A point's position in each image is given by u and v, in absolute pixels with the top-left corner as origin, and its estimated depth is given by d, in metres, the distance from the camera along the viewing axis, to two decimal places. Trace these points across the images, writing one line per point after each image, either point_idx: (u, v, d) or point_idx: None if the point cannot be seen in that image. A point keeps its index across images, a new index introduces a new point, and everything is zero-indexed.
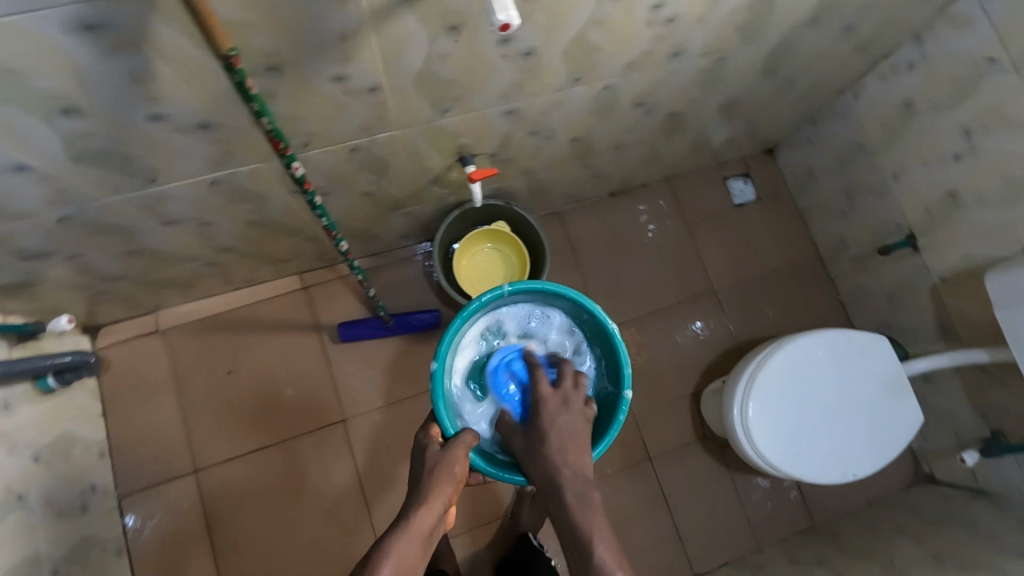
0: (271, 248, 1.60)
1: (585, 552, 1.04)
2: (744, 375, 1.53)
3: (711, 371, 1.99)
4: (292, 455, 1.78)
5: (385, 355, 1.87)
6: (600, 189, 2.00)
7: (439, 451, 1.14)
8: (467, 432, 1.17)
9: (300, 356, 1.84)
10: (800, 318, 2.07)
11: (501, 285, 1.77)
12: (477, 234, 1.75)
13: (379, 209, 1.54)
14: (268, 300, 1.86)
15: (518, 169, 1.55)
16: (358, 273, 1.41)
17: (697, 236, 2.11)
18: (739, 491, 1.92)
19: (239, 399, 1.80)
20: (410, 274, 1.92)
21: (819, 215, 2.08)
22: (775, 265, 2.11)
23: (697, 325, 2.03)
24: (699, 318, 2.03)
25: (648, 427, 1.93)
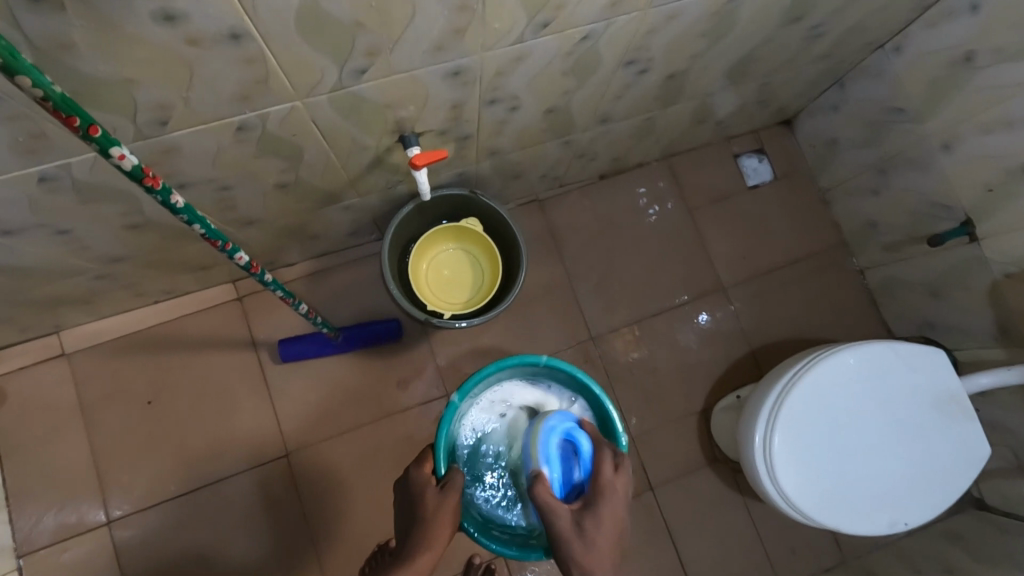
0: (180, 256, 1.31)
1: None
2: (770, 400, 1.23)
3: (721, 382, 1.70)
4: (228, 498, 1.51)
5: (336, 376, 1.59)
6: (587, 172, 1.69)
7: (436, 493, 1.08)
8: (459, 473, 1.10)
9: (235, 380, 1.56)
10: (825, 315, 1.77)
11: (467, 294, 1.48)
12: (440, 232, 1.45)
13: (307, 204, 1.23)
14: (194, 315, 1.57)
15: (480, 150, 1.24)
16: (276, 290, 1.11)
17: (703, 223, 1.80)
18: (756, 521, 1.64)
19: (163, 433, 1.52)
20: (364, 278, 1.62)
21: (846, 195, 1.77)
22: (795, 255, 1.80)
23: (703, 318, 1.74)
24: (704, 309, 1.74)
25: (649, 451, 1.65)
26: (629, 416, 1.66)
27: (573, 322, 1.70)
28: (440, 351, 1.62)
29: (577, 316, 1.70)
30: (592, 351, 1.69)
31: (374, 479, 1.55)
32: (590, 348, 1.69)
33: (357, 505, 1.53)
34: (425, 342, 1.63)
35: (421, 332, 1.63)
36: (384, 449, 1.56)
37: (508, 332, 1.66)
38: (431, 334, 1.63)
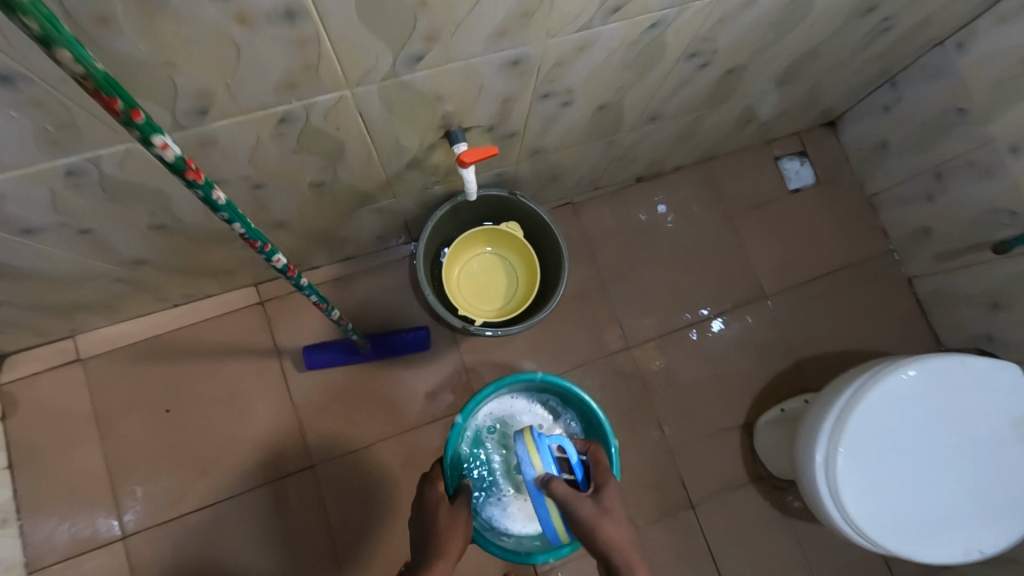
0: (204, 259, 1.24)
1: None
2: (831, 416, 1.16)
3: (764, 395, 1.62)
4: (247, 512, 1.43)
5: (362, 386, 1.51)
6: (625, 174, 1.62)
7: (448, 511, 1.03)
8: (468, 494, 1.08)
9: (256, 389, 1.49)
10: (871, 326, 1.69)
11: (496, 302, 1.40)
12: (475, 235, 1.38)
13: (339, 205, 1.16)
14: (215, 320, 1.50)
15: (523, 149, 1.17)
16: (310, 294, 1.04)
17: (743, 229, 1.72)
18: (803, 544, 1.54)
19: (181, 444, 1.45)
20: (391, 282, 1.55)
21: (895, 201, 1.69)
22: (840, 262, 1.72)
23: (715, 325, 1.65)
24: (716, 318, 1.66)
25: (689, 467, 1.56)
26: (667, 430, 1.58)
27: (608, 331, 1.62)
28: (470, 360, 1.55)
29: (612, 325, 1.62)
30: (629, 361, 1.61)
31: (401, 494, 1.47)
32: (627, 358, 1.61)
33: (382, 522, 1.45)
34: (454, 351, 1.55)
35: (450, 340, 1.55)
36: (411, 463, 1.49)
37: (541, 340, 1.59)
38: (460, 342, 1.56)
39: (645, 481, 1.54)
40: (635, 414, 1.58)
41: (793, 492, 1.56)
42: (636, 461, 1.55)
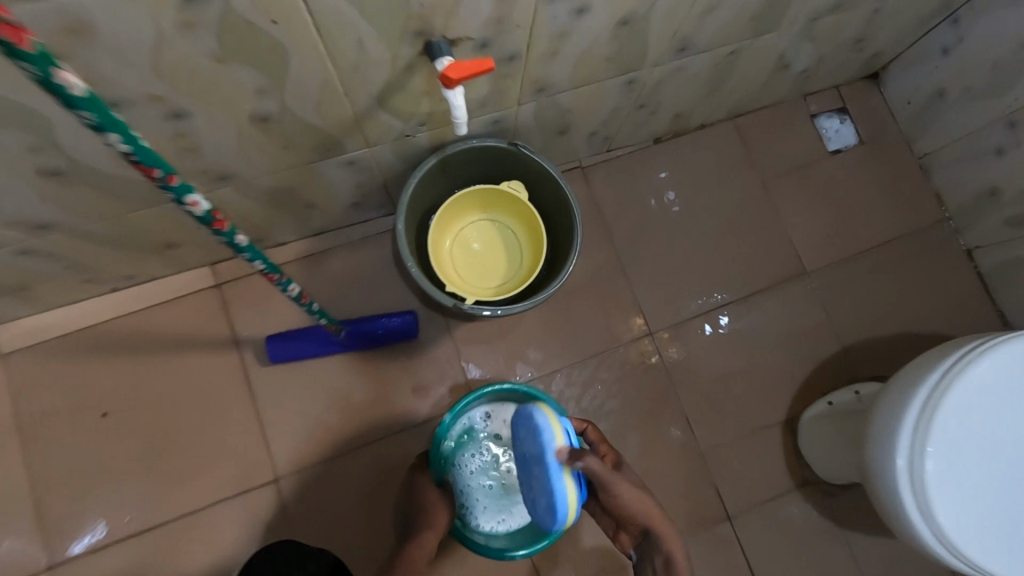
0: (135, 228, 1.01)
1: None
2: (914, 410, 0.94)
3: (807, 387, 1.39)
4: (201, 534, 1.20)
5: (337, 381, 1.28)
6: (641, 132, 1.39)
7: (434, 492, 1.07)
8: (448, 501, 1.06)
9: (210, 388, 1.25)
10: (929, 305, 1.46)
11: (495, 278, 1.18)
12: (469, 199, 1.15)
13: (297, 154, 0.93)
14: (160, 307, 1.26)
15: (525, 82, 0.95)
16: (254, 261, 0.78)
17: (777, 195, 1.50)
18: (859, 559, 1.32)
19: (122, 454, 1.22)
20: (371, 260, 1.32)
21: (954, 160, 1.46)
22: (889, 232, 1.50)
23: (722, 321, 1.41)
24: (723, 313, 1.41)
25: (723, 472, 1.34)
26: (696, 429, 1.35)
27: (625, 315, 1.39)
28: (465, 349, 1.32)
29: (629, 307, 1.40)
30: (651, 349, 1.38)
31: (385, 507, 1.24)
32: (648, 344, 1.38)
33: (362, 542, 1.22)
34: (446, 339, 1.32)
35: (441, 326, 1.32)
36: (396, 471, 1.26)
37: (547, 325, 1.36)
38: (453, 329, 1.33)
39: (673, 488, 1.31)
40: (660, 410, 1.35)
41: (845, 497, 1.34)
42: (661, 465, 1.32)
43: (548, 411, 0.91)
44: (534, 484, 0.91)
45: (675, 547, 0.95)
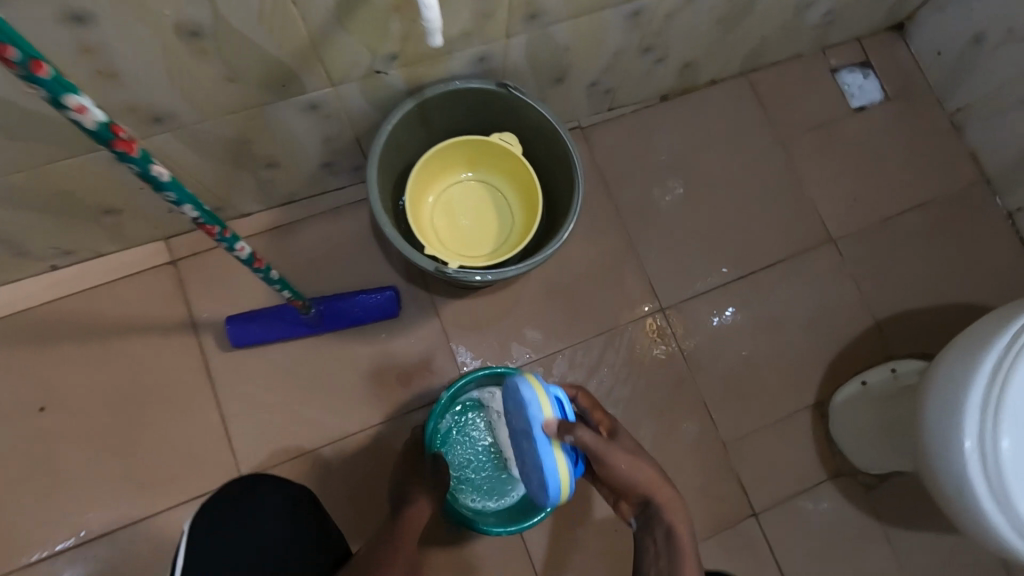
0: (61, 186, 0.86)
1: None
2: (978, 390, 0.81)
3: (838, 367, 1.25)
4: (154, 544, 1.05)
5: (310, 367, 1.13)
6: (646, 86, 1.25)
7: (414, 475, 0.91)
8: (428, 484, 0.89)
9: (165, 378, 1.11)
10: (967, 275, 1.32)
11: (486, 245, 1.04)
12: (454, 153, 1.01)
13: (246, 91, 0.79)
14: (107, 287, 1.12)
15: (514, 3, 0.80)
16: (187, 207, 0.63)
17: (798, 157, 1.35)
18: (902, 559, 1.17)
19: (63, 455, 1.07)
20: (347, 232, 1.18)
21: (993, 114, 1.32)
22: (922, 196, 1.36)
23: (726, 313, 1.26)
24: (727, 305, 1.26)
25: (747, 462, 1.19)
26: (715, 415, 1.21)
27: (633, 290, 1.25)
28: (454, 330, 1.18)
29: (638, 282, 1.25)
30: (662, 328, 1.24)
31: (367, 508, 1.10)
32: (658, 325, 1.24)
33: None
34: (433, 319, 1.18)
35: (427, 305, 1.18)
36: (378, 468, 1.11)
37: (546, 303, 1.22)
38: (441, 308, 1.18)
39: (690, 482, 1.17)
40: (674, 395, 1.21)
41: (884, 489, 1.19)
42: (677, 457, 1.18)
43: (528, 384, 0.78)
44: (527, 460, 0.83)
45: (678, 521, 0.75)
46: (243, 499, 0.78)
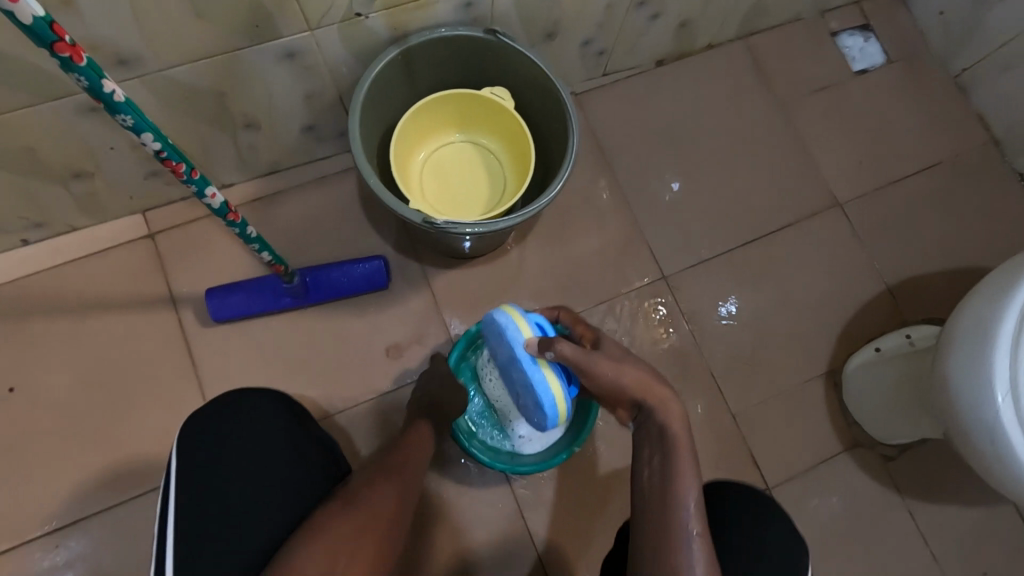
0: (24, 143, 0.82)
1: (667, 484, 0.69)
2: (1004, 343, 0.76)
3: (850, 334, 1.20)
4: (132, 531, 0.99)
5: (296, 342, 1.08)
6: (640, 48, 1.21)
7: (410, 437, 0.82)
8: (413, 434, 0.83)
9: (142, 356, 1.05)
10: (980, 238, 1.27)
11: (478, 205, 0.99)
12: (442, 110, 0.96)
13: (217, 31, 0.75)
14: (81, 262, 1.06)
15: None
16: (146, 136, 0.58)
17: (800, 120, 1.31)
18: (925, 534, 1.11)
19: (33, 439, 1.01)
20: (334, 202, 1.13)
21: (1000, 72, 1.28)
22: (929, 159, 1.31)
23: (730, 308, 1.19)
24: (730, 300, 1.19)
25: (758, 434, 1.13)
26: (723, 385, 1.15)
27: (633, 259, 1.19)
28: (447, 302, 1.12)
29: (638, 251, 1.20)
30: (665, 297, 1.18)
31: None
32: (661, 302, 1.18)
33: None
34: (425, 290, 1.12)
35: (419, 277, 1.13)
36: (369, 446, 1.06)
37: (543, 273, 1.16)
38: (433, 279, 1.13)
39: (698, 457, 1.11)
40: (679, 367, 1.15)
41: (903, 461, 1.14)
42: None
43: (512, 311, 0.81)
44: (521, 389, 0.84)
45: (672, 417, 0.71)
46: (240, 424, 0.72)
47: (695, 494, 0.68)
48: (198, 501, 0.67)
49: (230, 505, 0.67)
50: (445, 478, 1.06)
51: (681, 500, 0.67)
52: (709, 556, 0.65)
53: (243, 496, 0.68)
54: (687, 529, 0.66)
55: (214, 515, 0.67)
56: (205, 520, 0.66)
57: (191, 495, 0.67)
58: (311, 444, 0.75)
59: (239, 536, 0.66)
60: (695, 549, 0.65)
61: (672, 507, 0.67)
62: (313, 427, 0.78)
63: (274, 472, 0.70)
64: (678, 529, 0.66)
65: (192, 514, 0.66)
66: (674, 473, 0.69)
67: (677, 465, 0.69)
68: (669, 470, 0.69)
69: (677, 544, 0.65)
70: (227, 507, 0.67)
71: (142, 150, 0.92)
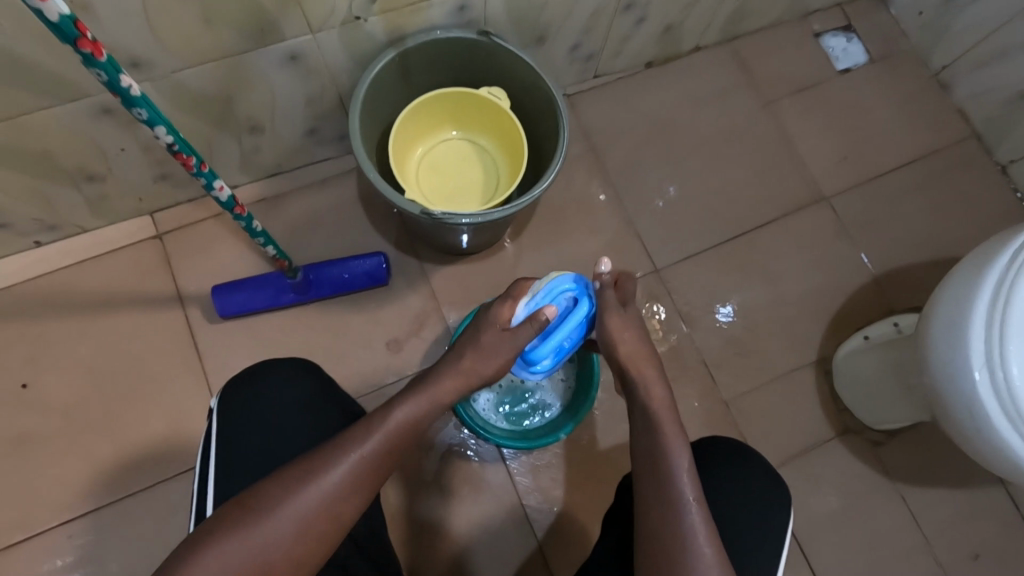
0: (40, 145, 0.85)
1: (658, 457, 0.71)
2: (980, 322, 0.79)
3: (839, 323, 1.23)
4: (141, 521, 1.01)
5: (300, 337, 1.11)
6: (629, 50, 1.25)
7: (431, 386, 0.73)
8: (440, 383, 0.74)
9: (150, 352, 1.08)
10: (965, 228, 1.30)
11: (475, 198, 1.03)
12: (438, 108, 1.01)
13: (224, 35, 0.79)
14: (91, 263, 1.10)
15: None
16: (158, 128, 0.61)
17: (787, 118, 1.35)
18: (917, 517, 1.13)
19: (45, 435, 1.04)
20: (335, 202, 1.17)
21: (977, 68, 1.32)
22: (912, 153, 1.35)
23: (724, 312, 1.21)
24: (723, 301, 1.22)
25: (751, 421, 1.16)
26: (716, 374, 1.18)
27: (625, 254, 1.23)
28: (446, 297, 1.15)
29: (630, 246, 1.23)
30: (658, 290, 1.21)
31: None
32: (661, 307, 1.20)
33: None
34: (424, 286, 1.16)
35: (417, 273, 1.16)
36: None
37: (540, 268, 1.20)
38: (433, 274, 1.16)
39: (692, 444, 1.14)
40: (672, 357, 1.18)
41: (893, 446, 1.16)
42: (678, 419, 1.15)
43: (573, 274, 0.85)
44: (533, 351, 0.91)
45: (654, 396, 0.76)
46: (266, 388, 0.77)
47: (685, 459, 0.71)
48: (231, 458, 0.73)
49: (260, 461, 0.73)
50: (445, 467, 1.08)
51: (674, 468, 0.70)
52: (707, 517, 0.68)
53: (272, 449, 0.74)
54: (681, 494, 0.69)
55: (243, 469, 0.73)
56: (240, 474, 0.72)
57: (225, 453, 0.73)
58: (333, 404, 0.80)
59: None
60: (692, 511, 0.67)
61: (666, 475, 0.70)
62: (340, 396, 0.82)
63: (299, 438, 0.76)
64: (674, 496, 0.68)
65: (227, 469, 0.72)
66: (662, 443, 0.72)
67: (667, 436, 0.72)
68: (660, 440, 0.72)
69: (675, 510, 0.68)
70: (257, 463, 0.73)
71: (152, 152, 0.96)
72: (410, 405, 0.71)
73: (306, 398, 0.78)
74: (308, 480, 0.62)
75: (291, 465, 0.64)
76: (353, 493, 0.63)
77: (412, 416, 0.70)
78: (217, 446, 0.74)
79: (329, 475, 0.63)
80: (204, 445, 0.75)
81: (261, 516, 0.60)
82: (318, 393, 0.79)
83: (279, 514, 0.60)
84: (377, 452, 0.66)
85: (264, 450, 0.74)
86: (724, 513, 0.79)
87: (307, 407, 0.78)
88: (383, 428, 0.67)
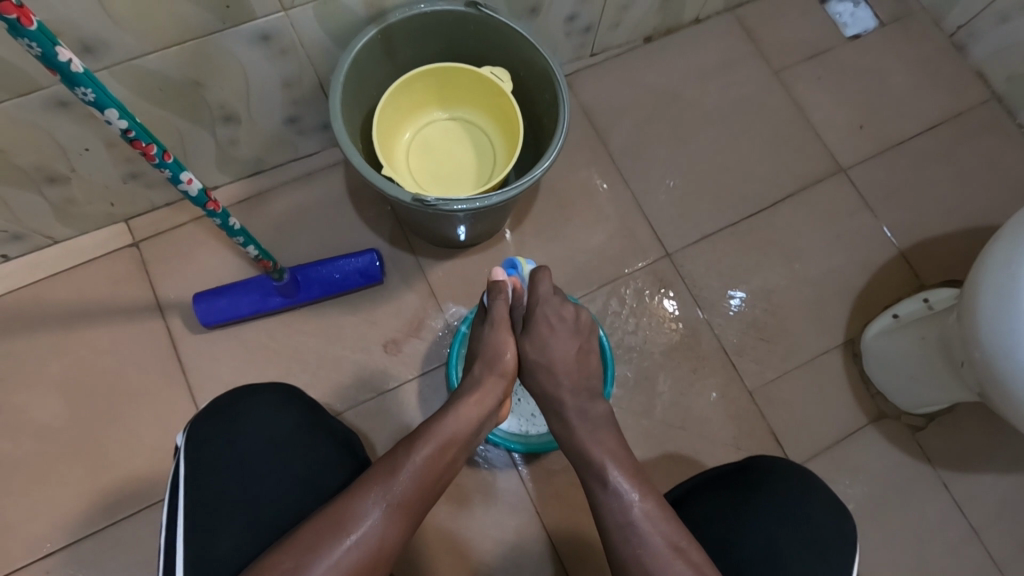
0: None
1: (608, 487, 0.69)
2: None
3: (864, 301, 1.15)
4: (128, 548, 0.94)
5: (290, 342, 1.04)
6: (626, 22, 1.17)
7: (448, 423, 0.70)
8: (456, 422, 0.71)
9: (130, 367, 1.01)
10: (990, 195, 1.23)
11: (469, 179, 0.96)
12: (423, 88, 0.94)
13: (185, 11, 0.71)
14: (63, 275, 1.03)
15: None
16: (110, 112, 0.54)
17: (797, 88, 1.27)
18: (963, 506, 1.05)
19: (19, 461, 0.96)
20: (322, 198, 1.09)
21: (997, 25, 1.24)
22: (931, 120, 1.27)
23: (736, 298, 1.14)
24: (737, 286, 1.14)
25: (779, 410, 1.08)
26: (738, 362, 1.10)
27: (635, 239, 1.15)
28: (445, 294, 1.08)
29: (639, 230, 1.16)
30: (670, 275, 1.14)
31: None
32: (672, 293, 1.13)
33: None
34: (420, 283, 1.08)
35: (413, 269, 1.09)
36: (372, 447, 1.00)
37: (542, 258, 1.12)
38: (431, 270, 1.09)
39: (716, 438, 1.06)
40: (690, 346, 1.10)
41: (932, 431, 1.08)
42: (700, 412, 1.07)
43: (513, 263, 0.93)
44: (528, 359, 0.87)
45: None
46: (241, 426, 0.70)
47: (632, 489, 0.68)
48: (208, 503, 0.66)
49: (240, 508, 0.66)
50: None
51: (626, 509, 0.66)
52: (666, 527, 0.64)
53: (256, 478, 0.68)
54: (645, 535, 0.63)
55: (222, 497, 0.66)
56: (218, 524, 0.65)
57: (196, 503, 0.66)
58: (322, 434, 0.73)
59: (251, 536, 0.65)
60: (656, 544, 0.62)
61: (623, 526, 0.65)
62: (338, 427, 0.76)
63: (286, 466, 0.69)
64: (640, 540, 0.63)
65: (200, 522, 0.64)
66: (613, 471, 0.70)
67: None
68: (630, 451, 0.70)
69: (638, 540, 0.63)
70: (238, 505, 0.66)
71: (121, 151, 0.89)
72: (436, 430, 0.69)
73: (295, 426, 0.72)
74: (349, 525, 0.58)
75: (326, 511, 0.59)
76: (396, 532, 0.60)
77: (435, 456, 0.66)
78: (188, 493, 0.66)
79: (368, 521, 0.59)
80: (173, 494, 0.66)
81: (302, 569, 0.54)
82: (301, 425, 0.72)
83: (320, 566, 0.55)
84: (406, 493, 0.62)
85: (242, 498, 0.67)
86: (719, 531, 0.73)
87: (291, 440, 0.71)
88: (415, 461, 0.65)
